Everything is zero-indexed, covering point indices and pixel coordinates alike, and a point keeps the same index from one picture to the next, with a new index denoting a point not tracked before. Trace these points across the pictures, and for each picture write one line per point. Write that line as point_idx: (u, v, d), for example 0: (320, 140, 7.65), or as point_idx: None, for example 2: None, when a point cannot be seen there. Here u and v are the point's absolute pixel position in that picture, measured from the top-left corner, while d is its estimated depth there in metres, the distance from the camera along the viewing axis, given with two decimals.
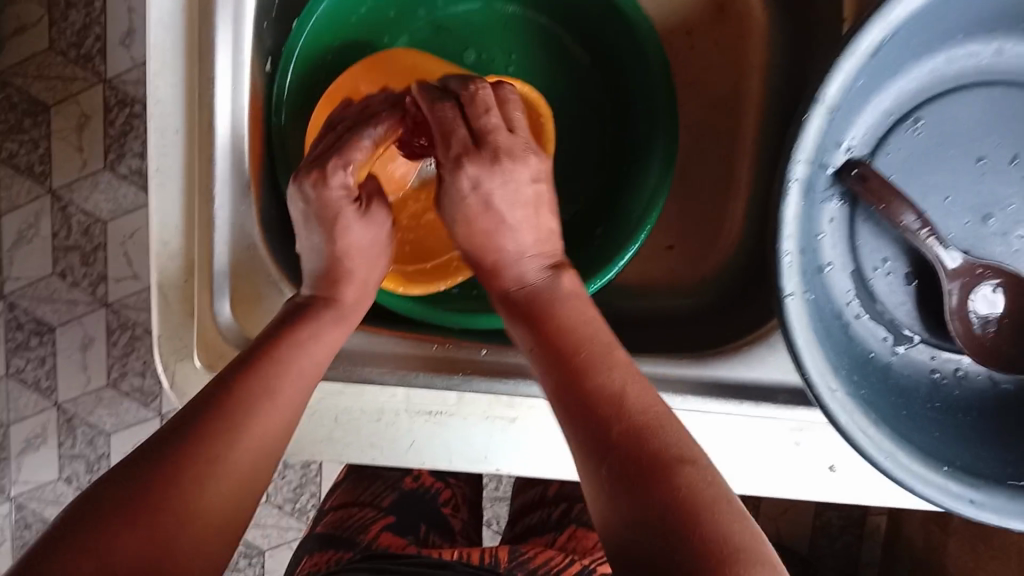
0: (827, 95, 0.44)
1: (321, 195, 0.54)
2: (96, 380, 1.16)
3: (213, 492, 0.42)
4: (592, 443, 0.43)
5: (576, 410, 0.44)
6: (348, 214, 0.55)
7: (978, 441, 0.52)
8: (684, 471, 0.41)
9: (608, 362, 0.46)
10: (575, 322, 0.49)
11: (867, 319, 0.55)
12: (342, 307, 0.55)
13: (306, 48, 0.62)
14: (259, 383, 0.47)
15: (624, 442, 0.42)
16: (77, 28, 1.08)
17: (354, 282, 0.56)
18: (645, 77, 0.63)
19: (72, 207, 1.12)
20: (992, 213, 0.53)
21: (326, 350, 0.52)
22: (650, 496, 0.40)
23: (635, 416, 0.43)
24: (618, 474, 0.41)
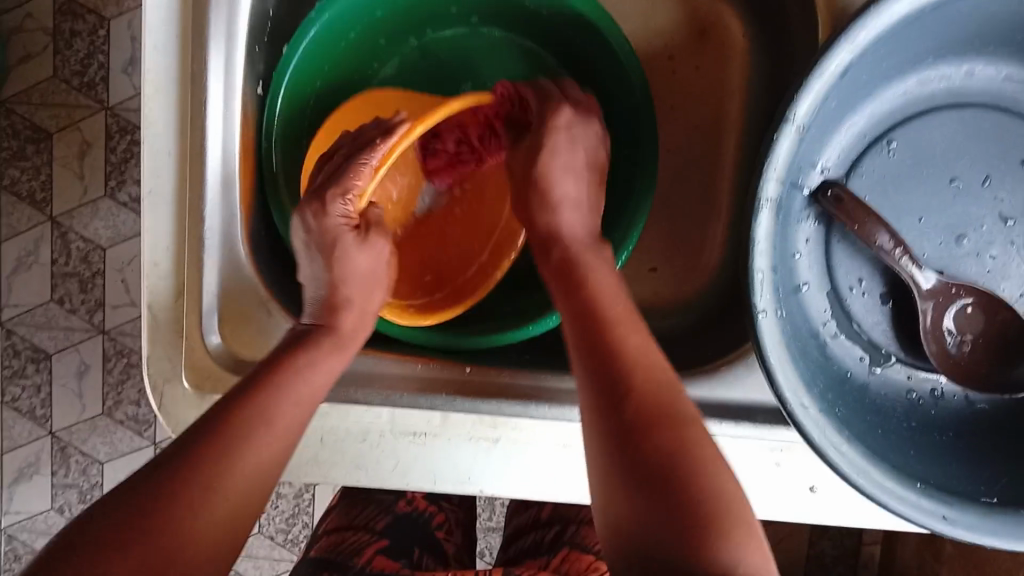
0: (797, 114, 0.46)
1: (322, 223, 0.58)
2: (90, 409, 1.17)
3: (209, 518, 0.42)
4: (611, 412, 0.45)
5: (590, 360, 0.48)
6: (347, 239, 0.59)
7: (953, 459, 0.53)
8: (713, 481, 0.43)
9: (629, 338, 0.48)
10: (605, 286, 0.52)
11: (844, 339, 0.56)
12: (341, 333, 0.56)
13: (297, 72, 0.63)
14: (256, 408, 0.47)
15: (653, 421, 0.44)
16: (80, 57, 1.10)
17: (353, 309, 0.57)
18: (628, 101, 0.64)
19: (71, 234, 1.13)
20: (965, 233, 0.54)
21: (324, 375, 0.52)
22: (652, 444, 0.43)
23: (661, 397, 0.45)
24: (626, 419, 0.44)
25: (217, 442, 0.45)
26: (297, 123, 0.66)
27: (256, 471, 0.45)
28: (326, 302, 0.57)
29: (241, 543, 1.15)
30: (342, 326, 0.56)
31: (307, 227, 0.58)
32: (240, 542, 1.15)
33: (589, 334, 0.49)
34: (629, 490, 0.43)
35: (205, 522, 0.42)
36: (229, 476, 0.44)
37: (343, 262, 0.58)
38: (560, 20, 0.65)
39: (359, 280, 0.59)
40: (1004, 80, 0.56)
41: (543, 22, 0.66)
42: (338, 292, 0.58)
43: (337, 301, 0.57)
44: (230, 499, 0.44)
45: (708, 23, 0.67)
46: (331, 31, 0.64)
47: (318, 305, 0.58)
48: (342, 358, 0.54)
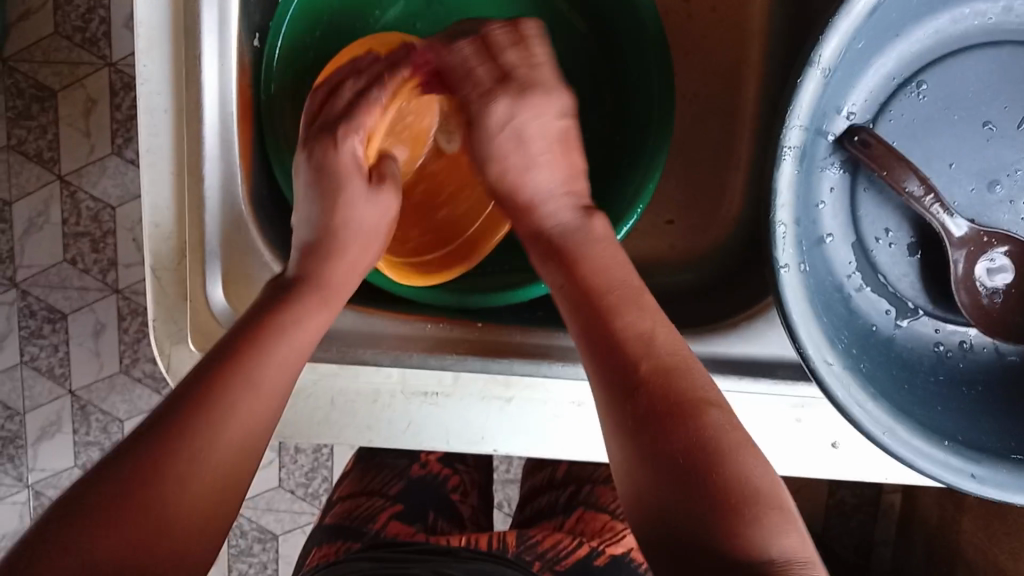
0: (821, 57, 0.43)
1: (329, 160, 0.55)
2: (108, 367, 1.17)
3: (202, 484, 0.42)
4: (632, 407, 0.43)
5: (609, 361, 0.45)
6: (354, 185, 0.55)
7: (982, 414, 0.51)
8: (735, 459, 0.41)
9: (635, 322, 0.46)
10: (604, 268, 0.49)
11: (869, 292, 0.54)
12: (329, 287, 0.53)
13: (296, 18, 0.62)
14: (241, 368, 0.45)
15: (672, 408, 0.42)
16: (81, 12, 1.08)
17: (345, 258, 0.54)
18: (640, 45, 0.61)
19: (80, 193, 1.12)
20: (998, 179, 0.51)
21: (308, 335, 0.50)
22: (699, 485, 0.40)
23: (675, 380, 0.43)
24: (665, 454, 0.41)
25: (197, 410, 0.43)
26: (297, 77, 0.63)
27: (247, 432, 0.44)
28: (313, 250, 0.54)
29: (262, 497, 1.15)
30: (328, 277, 0.53)
31: (314, 163, 0.55)
32: (260, 496, 1.15)
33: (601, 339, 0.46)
34: (653, 482, 0.41)
35: (194, 489, 0.41)
36: (215, 450, 0.43)
37: (343, 208, 0.55)
38: None
39: (355, 235, 0.55)
40: None
41: None
42: (334, 238, 0.55)
43: (328, 246, 0.54)
44: (212, 471, 0.43)
45: None
46: None
47: (305, 250, 0.54)
48: (330, 309, 0.52)
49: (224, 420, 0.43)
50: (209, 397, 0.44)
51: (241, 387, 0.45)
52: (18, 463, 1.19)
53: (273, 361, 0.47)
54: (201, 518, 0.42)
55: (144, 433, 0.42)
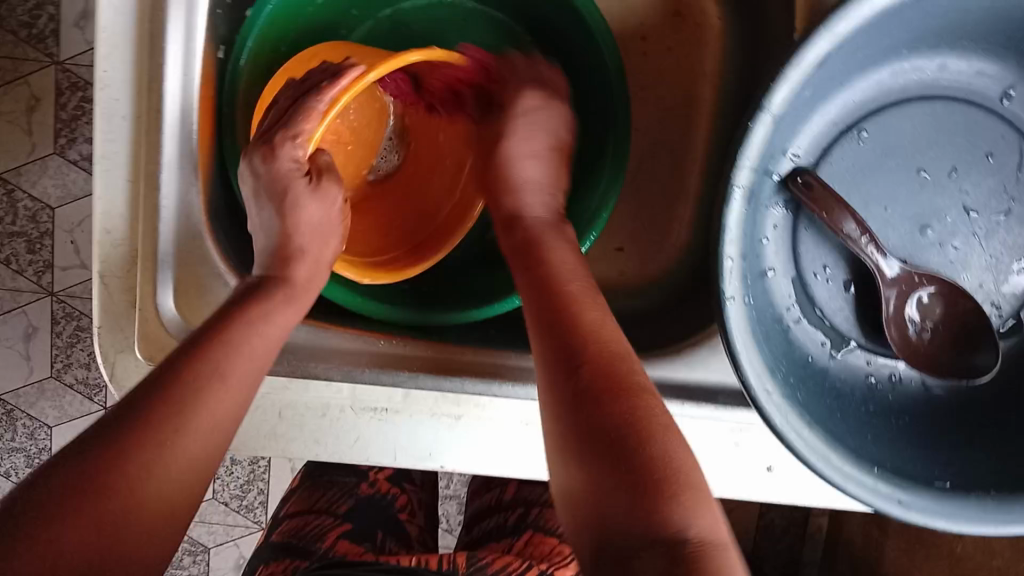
0: (773, 103, 0.45)
1: (271, 168, 0.56)
2: (39, 371, 1.14)
3: (165, 477, 0.41)
4: (568, 394, 0.44)
5: (555, 335, 0.48)
6: (298, 187, 0.57)
7: (908, 444, 0.54)
8: (665, 440, 0.41)
9: (592, 314, 0.49)
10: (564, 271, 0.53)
11: (806, 324, 0.57)
12: (293, 285, 0.54)
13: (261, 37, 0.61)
14: (209, 363, 0.46)
15: (607, 391, 0.43)
16: (29, 8, 1.06)
17: (305, 261, 0.56)
18: (598, 76, 0.63)
19: (18, 192, 1.09)
20: (929, 224, 0.55)
21: (277, 330, 0.51)
22: (630, 459, 0.40)
23: (614, 367, 0.45)
24: (598, 425, 0.42)
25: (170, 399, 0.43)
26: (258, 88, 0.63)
27: (215, 429, 0.45)
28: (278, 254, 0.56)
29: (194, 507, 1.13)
30: (294, 277, 0.55)
31: (254, 171, 0.56)
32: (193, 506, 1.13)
33: (553, 317, 0.49)
34: (579, 461, 0.42)
35: (157, 484, 0.41)
36: (189, 440, 0.43)
37: (294, 211, 0.57)
38: None
39: (310, 235, 0.57)
40: (976, 75, 0.56)
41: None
42: (291, 241, 0.57)
43: (288, 251, 0.56)
44: (186, 459, 0.43)
45: (684, 3, 0.65)
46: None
47: (268, 254, 0.56)
48: (299, 308, 0.54)
49: (190, 413, 0.43)
50: (176, 392, 0.44)
51: (208, 382, 0.45)
52: None
53: (241, 362, 0.47)
54: (170, 511, 0.42)
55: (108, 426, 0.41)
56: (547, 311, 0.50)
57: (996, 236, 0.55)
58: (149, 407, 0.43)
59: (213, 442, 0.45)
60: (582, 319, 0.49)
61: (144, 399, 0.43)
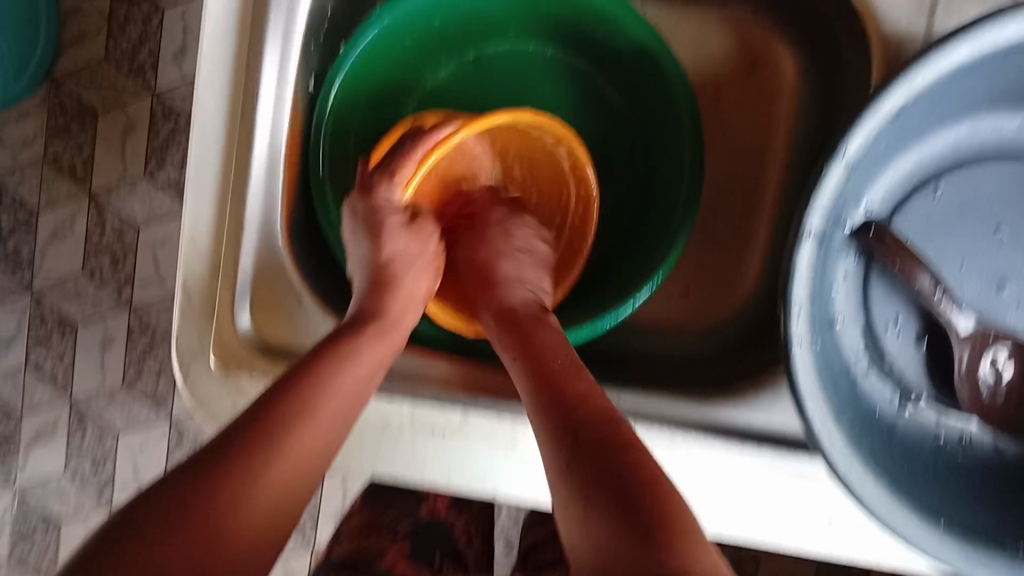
0: (848, 150, 0.45)
1: (369, 207, 0.61)
2: (112, 381, 1.18)
3: (251, 512, 0.43)
4: (575, 431, 0.48)
5: (550, 394, 0.51)
6: (389, 225, 0.61)
7: (983, 505, 0.51)
8: (652, 466, 0.46)
9: (584, 381, 0.53)
10: (557, 346, 0.56)
11: (874, 377, 0.56)
12: (385, 317, 0.57)
13: (350, 78, 0.64)
14: (299, 402, 0.48)
15: (609, 431, 0.48)
16: (132, 41, 1.13)
17: (400, 296, 0.60)
18: (673, 124, 0.64)
19: (107, 211, 1.16)
20: (1006, 281, 0.54)
21: (368, 368, 0.52)
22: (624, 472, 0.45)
23: (615, 419, 0.49)
24: (589, 448, 0.47)
25: (258, 438, 0.45)
26: (340, 126, 0.65)
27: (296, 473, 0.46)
28: (374, 286, 0.60)
29: None
30: (386, 310, 0.58)
31: (355, 212, 0.61)
32: None
33: (542, 378, 0.53)
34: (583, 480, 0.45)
35: (244, 524, 0.43)
36: (275, 477, 0.45)
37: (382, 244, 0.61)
38: (616, 42, 0.65)
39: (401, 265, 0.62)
40: None
41: (596, 43, 0.67)
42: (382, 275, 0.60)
43: (382, 282, 0.60)
44: (269, 495, 0.44)
45: (762, 55, 0.67)
46: (389, 35, 0.64)
47: (365, 289, 0.60)
48: (384, 348, 0.55)
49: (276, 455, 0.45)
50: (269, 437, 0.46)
51: (299, 421, 0.47)
52: (10, 465, 1.21)
53: (326, 405, 0.49)
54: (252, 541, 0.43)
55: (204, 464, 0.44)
56: (536, 373, 0.53)
57: None
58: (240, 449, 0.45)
59: (295, 482, 0.46)
60: (573, 378, 0.52)
61: (241, 438, 0.45)
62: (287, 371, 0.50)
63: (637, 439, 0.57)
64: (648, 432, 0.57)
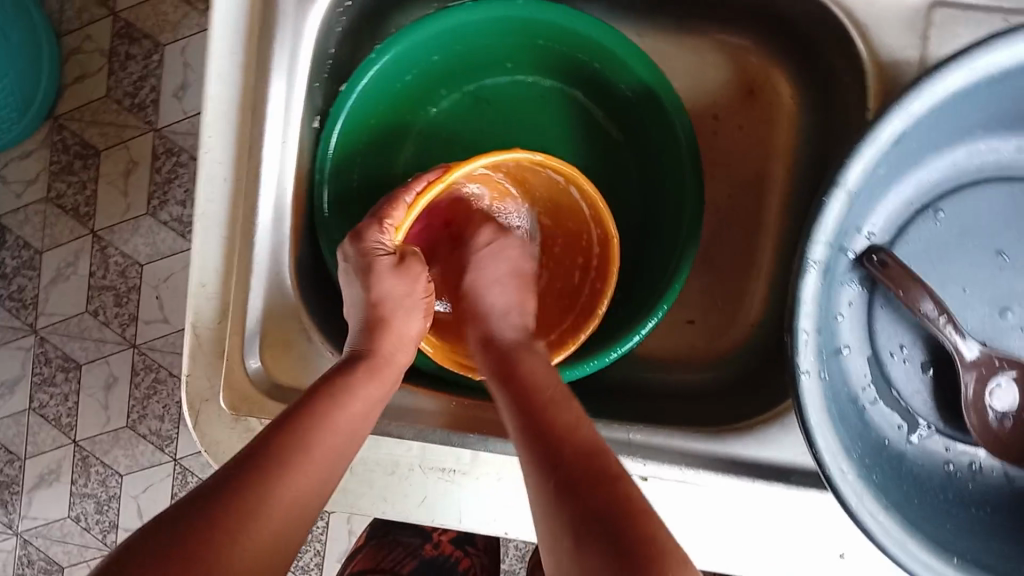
0: (847, 180, 0.46)
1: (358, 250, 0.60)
2: (115, 421, 1.18)
3: (250, 540, 0.44)
4: (559, 473, 0.49)
5: (537, 433, 0.52)
6: (381, 265, 0.59)
7: (993, 537, 0.52)
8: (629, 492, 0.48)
9: (565, 416, 0.54)
10: (543, 381, 0.57)
11: (883, 405, 0.56)
12: (377, 358, 0.57)
13: (353, 114, 0.64)
14: (295, 437, 0.49)
15: (585, 467, 0.49)
16: (134, 78, 1.14)
17: (392, 336, 0.59)
18: (672, 150, 0.65)
19: (111, 248, 1.16)
20: (1009, 306, 0.54)
21: (361, 405, 0.54)
22: (601, 507, 0.47)
23: (591, 453, 0.51)
24: (575, 490, 0.48)
25: (251, 470, 0.47)
26: (346, 161, 0.66)
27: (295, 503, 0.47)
28: (368, 324, 0.59)
29: None
30: (379, 350, 0.58)
31: (346, 255, 0.60)
32: None
33: (531, 416, 0.54)
34: (570, 525, 0.47)
35: (243, 551, 0.44)
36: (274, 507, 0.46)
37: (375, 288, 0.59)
38: (612, 72, 0.66)
39: (397, 305, 0.61)
40: None
41: (595, 77, 0.68)
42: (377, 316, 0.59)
43: (376, 323, 0.59)
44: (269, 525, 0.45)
45: (757, 83, 0.68)
46: (392, 70, 0.65)
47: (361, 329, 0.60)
48: (381, 383, 0.56)
49: (275, 488, 0.47)
50: (265, 469, 0.47)
51: (294, 458, 0.48)
52: (12, 509, 1.20)
53: (323, 440, 0.50)
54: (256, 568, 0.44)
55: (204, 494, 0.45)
56: (526, 410, 0.54)
57: None
58: (234, 484, 0.46)
59: (295, 514, 0.47)
60: (556, 416, 0.54)
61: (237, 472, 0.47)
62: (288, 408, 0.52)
63: (647, 474, 0.57)
64: (659, 467, 0.57)
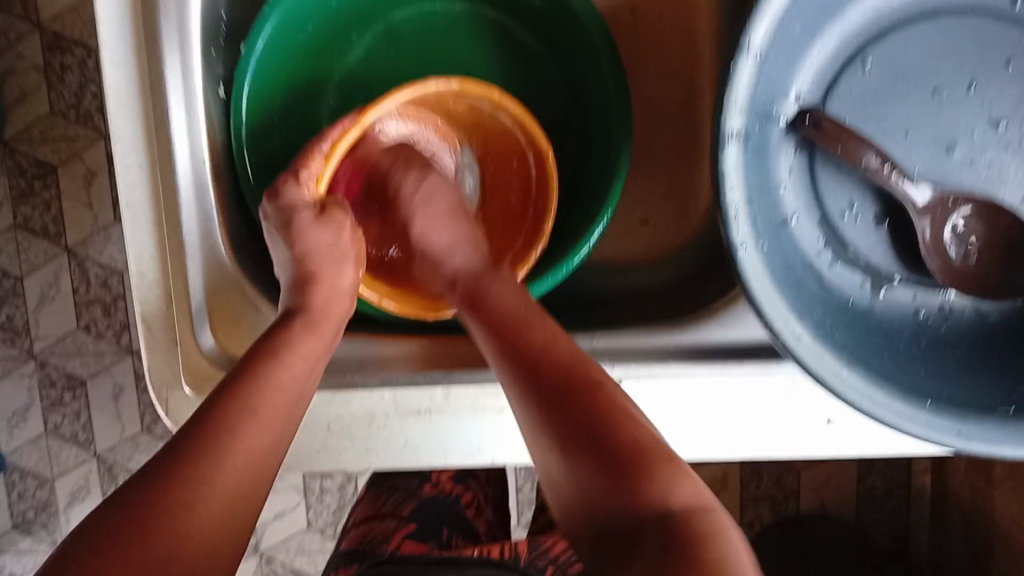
0: (752, 41, 0.44)
1: (278, 204, 0.58)
2: (130, 428, 1.20)
3: (204, 509, 0.43)
4: (540, 393, 0.47)
5: (511, 353, 0.50)
6: (304, 217, 0.58)
7: (963, 376, 0.51)
8: (612, 398, 0.46)
9: (538, 329, 0.51)
10: (508, 300, 0.54)
11: (840, 267, 0.54)
12: (312, 313, 0.55)
13: (260, 74, 0.63)
14: (239, 398, 0.47)
15: (565, 379, 0.47)
16: (73, 89, 1.12)
17: (327, 288, 0.57)
18: (595, 50, 0.64)
19: (88, 262, 1.16)
20: (956, 142, 0.52)
21: (304, 360, 0.52)
22: (586, 421, 0.45)
23: (573, 364, 0.48)
24: (560, 404, 0.46)
25: (202, 440, 0.45)
26: (269, 124, 0.65)
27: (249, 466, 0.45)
28: (299, 284, 0.57)
29: (293, 539, 1.16)
30: (315, 305, 0.56)
31: (268, 213, 0.59)
32: (292, 538, 1.16)
33: (504, 338, 0.51)
34: (563, 441, 0.45)
35: (197, 523, 0.42)
36: (224, 475, 0.44)
37: (302, 240, 0.58)
38: None
39: (324, 256, 0.58)
40: None
41: None
42: (309, 270, 0.57)
43: (310, 279, 0.57)
44: (220, 493, 0.44)
45: None
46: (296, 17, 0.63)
47: (291, 287, 0.57)
48: (323, 338, 0.54)
49: (222, 453, 0.45)
50: (214, 437, 0.45)
51: (241, 422, 0.46)
52: (53, 530, 1.22)
53: (268, 399, 0.48)
54: (211, 540, 0.42)
55: (151, 472, 0.44)
56: (499, 331, 0.51)
57: None
58: (179, 458, 0.44)
59: (250, 478, 0.45)
60: (530, 332, 0.50)
61: (182, 443, 0.45)
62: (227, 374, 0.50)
63: (620, 377, 0.56)
64: (630, 366, 0.56)
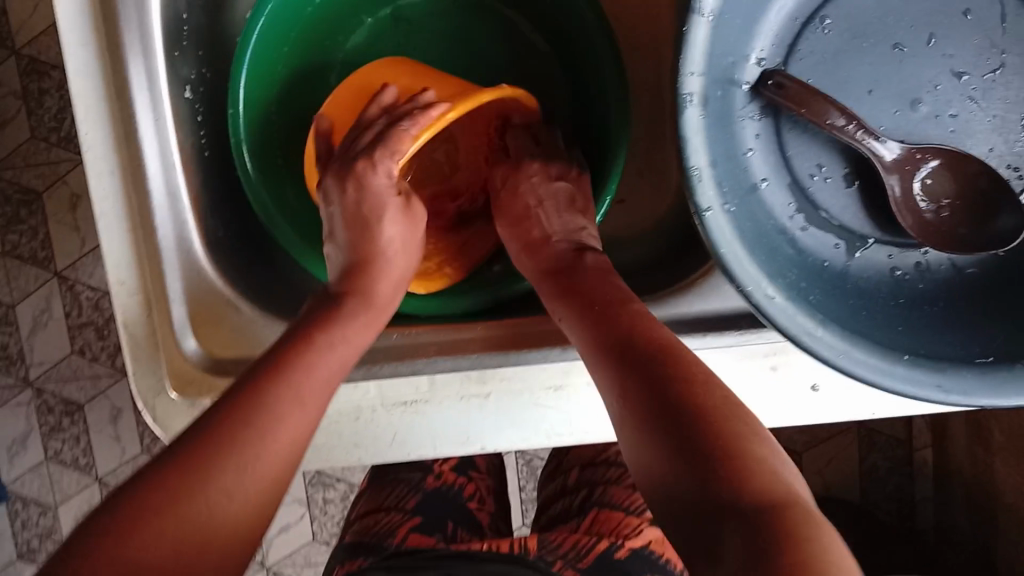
0: (705, 3, 0.44)
1: (365, 184, 0.59)
2: (130, 450, 1.19)
3: (240, 486, 0.43)
4: (638, 365, 0.46)
5: (602, 328, 0.49)
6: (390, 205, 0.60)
7: (937, 327, 0.51)
8: (703, 377, 0.45)
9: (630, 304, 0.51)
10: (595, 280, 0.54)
11: (814, 230, 0.54)
12: (374, 302, 0.56)
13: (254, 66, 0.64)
14: (283, 380, 0.47)
15: (659, 351, 0.46)
16: (53, 113, 1.12)
17: (388, 277, 0.58)
18: (578, 21, 0.65)
19: (78, 285, 1.16)
20: (919, 97, 0.52)
21: (352, 347, 0.52)
22: (674, 399, 0.43)
23: (660, 339, 0.47)
24: (644, 377, 0.45)
25: (242, 414, 0.45)
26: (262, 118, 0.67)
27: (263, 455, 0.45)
28: (355, 270, 0.58)
29: (301, 552, 1.16)
30: (374, 293, 0.56)
31: (345, 193, 0.60)
32: (298, 551, 1.16)
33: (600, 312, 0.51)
34: (639, 414, 0.44)
35: (232, 497, 0.42)
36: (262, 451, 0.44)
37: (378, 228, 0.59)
38: None
39: (398, 249, 0.59)
40: None
41: None
42: (378, 259, 0.58)
43: (370, 266, 0.58)
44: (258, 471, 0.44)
45: None
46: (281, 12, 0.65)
47: (349, 272, 0.58)
48: (373, 325, 0.55)
49: (265, 429, 0.45)
50: (255, 412, 0.45)
51: (282, 400, 0.46)
52: None
53: (312, 378, 0.48)
54: (243, 517, 0.43)
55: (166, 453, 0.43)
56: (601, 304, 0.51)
57: (995, 94, 0.52)
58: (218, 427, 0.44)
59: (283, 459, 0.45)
60: (616, 309, 0.51)
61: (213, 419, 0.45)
62: (261, 359, 0.49)
63: None
64: None
